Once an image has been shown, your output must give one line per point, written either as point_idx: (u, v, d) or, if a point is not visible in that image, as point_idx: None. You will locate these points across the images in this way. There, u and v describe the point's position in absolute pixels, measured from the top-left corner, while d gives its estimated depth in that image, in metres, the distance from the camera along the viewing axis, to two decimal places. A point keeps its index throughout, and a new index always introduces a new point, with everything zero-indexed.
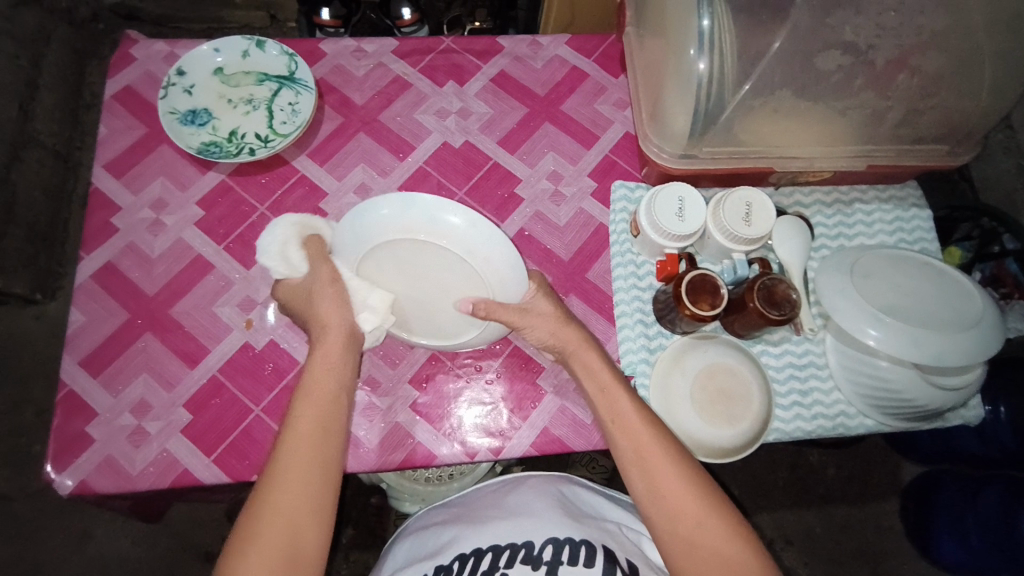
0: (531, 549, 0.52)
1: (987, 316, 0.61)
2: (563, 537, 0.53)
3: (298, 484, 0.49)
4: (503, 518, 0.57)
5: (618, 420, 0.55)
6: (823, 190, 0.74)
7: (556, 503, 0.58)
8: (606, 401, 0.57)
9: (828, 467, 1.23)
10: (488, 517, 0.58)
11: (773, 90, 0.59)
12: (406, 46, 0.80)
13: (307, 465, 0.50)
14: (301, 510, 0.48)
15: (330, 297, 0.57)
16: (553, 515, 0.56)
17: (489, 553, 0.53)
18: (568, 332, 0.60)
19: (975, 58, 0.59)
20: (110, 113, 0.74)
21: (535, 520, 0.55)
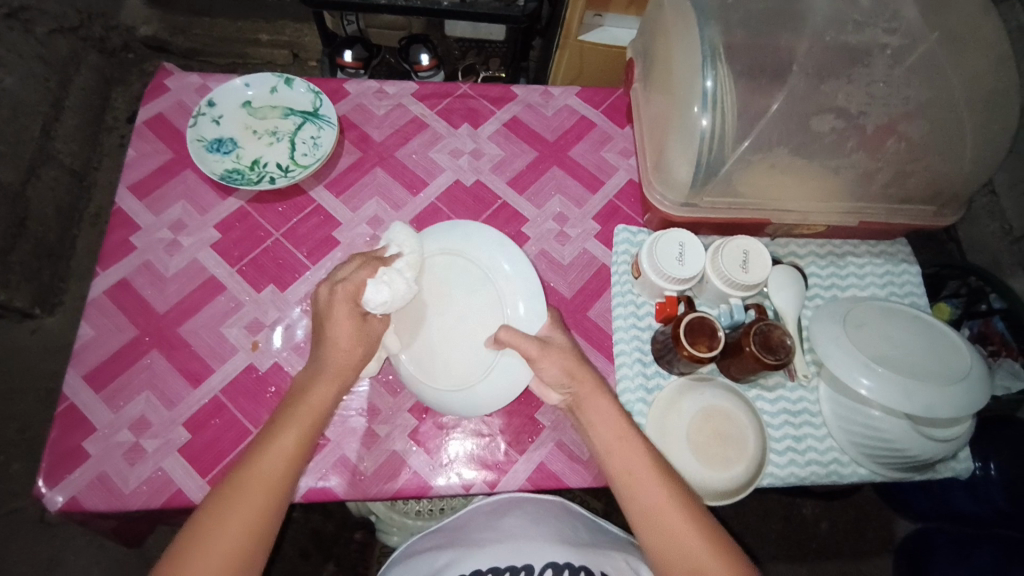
0: (531, 572, 0.54)
1: (974, 370, 0.63)
2: (562, 562, 0.55)
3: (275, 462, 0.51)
4: (502, 539, 0.58)
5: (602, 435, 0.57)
6: (817, 243, 0.77)
7: (552, 528, 0.60)
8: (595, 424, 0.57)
9: (822, 522, 1.22)
10: (486, 538, 0.59)
11: (771, 147, 0.62)
12: (426, 89, 0.85)
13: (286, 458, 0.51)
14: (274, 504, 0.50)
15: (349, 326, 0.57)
16: (552, 541, 0.58)
17: (489, 575, 0.55)
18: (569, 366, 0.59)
19: (958, 127, 0.63)
20: (140, 137, 0.77)
21: (534, 543, 0.57)
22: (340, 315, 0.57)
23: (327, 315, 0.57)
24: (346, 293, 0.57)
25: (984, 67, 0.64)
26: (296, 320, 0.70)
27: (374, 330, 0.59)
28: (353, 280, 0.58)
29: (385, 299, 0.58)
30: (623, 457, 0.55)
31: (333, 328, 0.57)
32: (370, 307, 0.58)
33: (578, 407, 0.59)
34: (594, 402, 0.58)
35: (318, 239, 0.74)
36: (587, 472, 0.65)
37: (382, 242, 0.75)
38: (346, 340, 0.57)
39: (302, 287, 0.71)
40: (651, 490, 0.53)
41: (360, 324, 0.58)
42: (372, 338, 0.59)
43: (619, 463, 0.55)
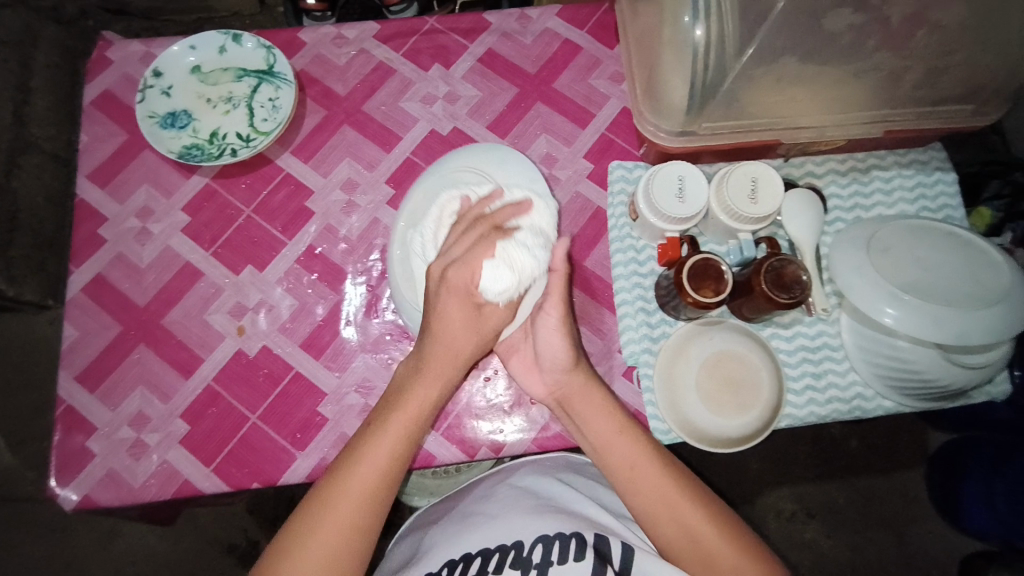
0: (521, 550, 0.52)
1: (1015, 288, 0.56)
2: (552, 535, 0.52)
3: (387, 453, 0.51)
4: (493, 518, 0.57)
5: (596, 441, 0.56)
6: (837, 158, 0.69)
7: (542, 498, 0.58)
8: (581, 420, 0.57)
9: (852, 439, 1.20)
10: (478, 518, 0.58)
11: (778, 56, 0.54)
12: (389, 29, 0.76)
13: (398, 442, 0.51)
14: (379, 501, 0.51)
15: (461, 304, 0.51)
16: (542, 513, 0.56)
17: (477, 558, 0.54)
18: (559, 347, 0.58)
19: (1005, 7, 0.53)
20: (90, 119, 0.72)
21: (524, 519, 0.55)
22: (451, 306, 0.51)
23: (434, 296, 0.51)
24: (457, 281, 0.51)
25: None
26: (279, 300, 0.66)
27: (491, 321, 0.52)
28: (466, 264, 0.51)
29: (503, 287, 0.51)
30: (620, 459, 0.55)
31: (445, 314, 0.51)
32: (487, 298, 0.51)
33: (566, 405, 0.58)
34: (583, 398, 0.57)
35: (292, 210, 0.70)
36: None
37: (359, 208, 0.70)
38: (458, 328, 0.51)
39: (281, 264, 0.68)
40: (671, 503, 0.52)
41: (476, 314, 0.51)
42: (487, 327, 0.52)
43: (619, 465, 0.55)
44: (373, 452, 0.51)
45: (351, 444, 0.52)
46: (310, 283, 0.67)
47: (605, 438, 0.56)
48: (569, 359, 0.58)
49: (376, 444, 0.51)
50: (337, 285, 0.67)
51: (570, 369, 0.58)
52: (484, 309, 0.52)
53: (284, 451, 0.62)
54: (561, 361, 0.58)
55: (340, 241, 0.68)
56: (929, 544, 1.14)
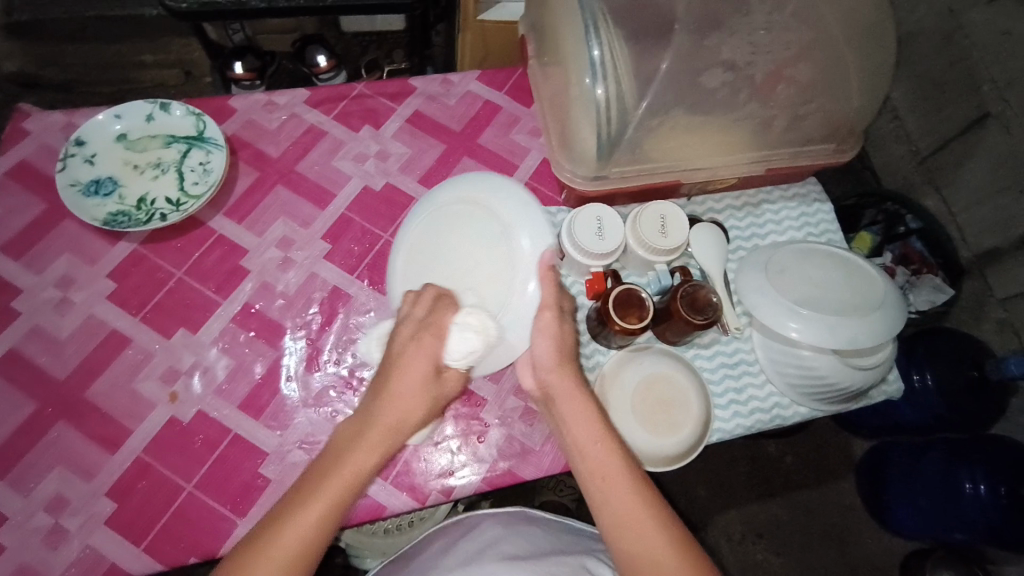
0: None
1: (889, 296, 0.65)
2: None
3: (333, 503, 0.46)
4: (450, 571, 0.57)
5: (580, 444, 0.53)
6: (733, 195, 0.78)
7: (506, 549, 0.58)
8: (569, 418, 0.55)
9: (786, 455, 1.27)
10: (435, 572, 0.58)
11: (668, 109, 0.61)
12: (318, 95, 0.80)
13: (343, 491, 0.47)
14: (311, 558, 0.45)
15: (423, 349, 0.54)
16: (500, 560, 0.56)
17: None
18: (543, 348, 0.59)
19: (842, 66, 0.63)
20: (5, 191, 0.70)
21: (480, 568, 0.55)
22: (414, 355, 0.53)
23: (399, 353, 0.54)
24: (413, 362, 0.53)
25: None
26: (214, 361, 0.65)
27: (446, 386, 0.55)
28: (433, 329, 0.55)
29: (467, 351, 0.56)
30: (597, 462, 0.52)
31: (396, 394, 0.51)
32: (450, 362, 0.55)
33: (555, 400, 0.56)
34: (570, 400, 0.56)
35: (226, 270, 0.70)
36: (540, 460, 0.65)
37: (295, 264, 0.71)
38: (415, 393, 0.52)
39: (215, 325, 0.67)
40: (638, 518, 0.49)
41: (434, 378, 0.53)
42: (443, 397, 0.54)
43: (594, 467, 0.52)
44: (313, 504, 0.46)
45: (286, 497, 0.47)
46: (247, 341, 0.66)
47: (586, 438, 0.53)
48: (555, 359, 0.58)
49: (322, 499, 0.46)
50: (275, 341, 0.67)
51: (561, 368, 0.57)
52: (444, 375, 0.55)
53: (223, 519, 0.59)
54: (547, 359, 0.58)
55: (277, 296, 0.69)
56: (866, 548, 1.21)
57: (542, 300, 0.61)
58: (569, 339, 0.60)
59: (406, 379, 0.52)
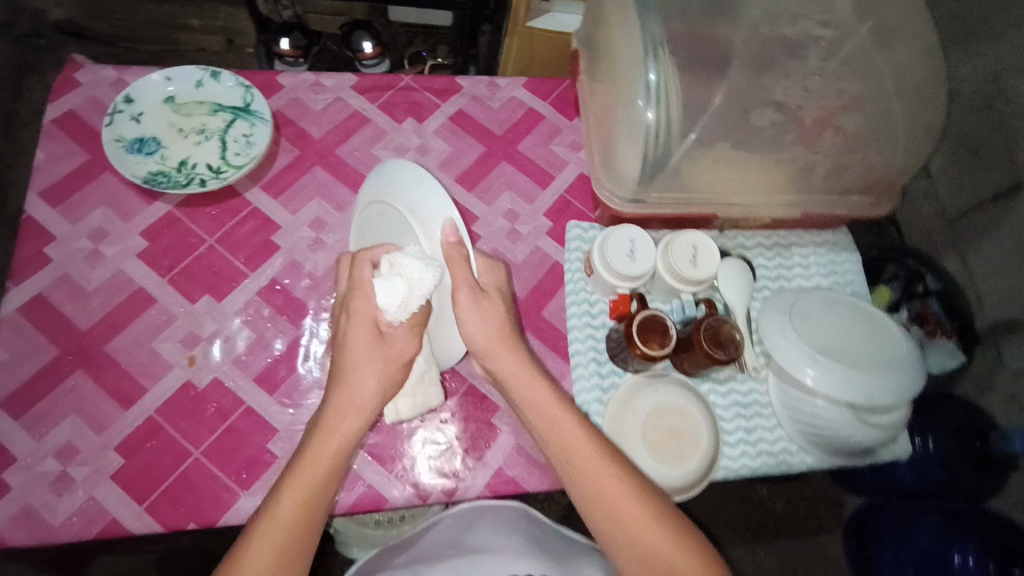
0: None
1: (910, 358, 0.66)
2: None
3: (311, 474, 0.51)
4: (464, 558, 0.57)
5: (570, 443, 0.55)
6: (763, 234, 0.78)
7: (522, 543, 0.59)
8: (549, 422, 0.56)
9: (777, 500, 1.27)
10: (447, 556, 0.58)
11: (714, 142, 0.62)
12: (365, 81, 0.81)
13: (317, 475, 0.51)
14: (303, 535, 0.49)
15: (365, 330, 0.54)
16: (519, 554, 0.57)
17: None
18: (479, 331, 0.56)
19: (890, 122, 0.64)
20: (49, 137, 0.70)
21: (499, 560, 0.56)
22: (358, 318, 0.55)
23: (349, 326, 0.55)
24: (361, 310, 0.55)
25: (914, 58, 0.65)
26: (235, 331, 0.66)
27: (396, 349, 0.55)
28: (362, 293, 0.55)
29: (395, 297, 0.53)
30: (579, 461, 0.54)
31: (354, 340, 0.54)
32: (388, 316, 0.54)
33: (522, 393, 0.57)
34: (532, 390, 0.57)
35: (257, 244, 0.70)
36: (545, 472, 0.65)
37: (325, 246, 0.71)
38: (367, 361, 0.54)
39: (240, 296, 0.67)
40: (632, 514, 0.51)
41: (378, 341, 0.55)
42: (395, 357, 0.55)
43: (576, 464, 0.54)
44: (264, 549, 0.47)
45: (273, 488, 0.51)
46: (269, 316, 0.67)
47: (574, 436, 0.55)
48: (498, 337, 0.57)
49: (263, 542, 0.48)
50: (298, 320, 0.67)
51: (515, 365, 0.57)
52: (386, 335, 0.55)
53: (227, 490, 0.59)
54: (479, 345, 0.57)
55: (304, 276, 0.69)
56: None
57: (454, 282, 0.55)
58: (492, 318, 0.57)
59: (354, 385, 0.53)
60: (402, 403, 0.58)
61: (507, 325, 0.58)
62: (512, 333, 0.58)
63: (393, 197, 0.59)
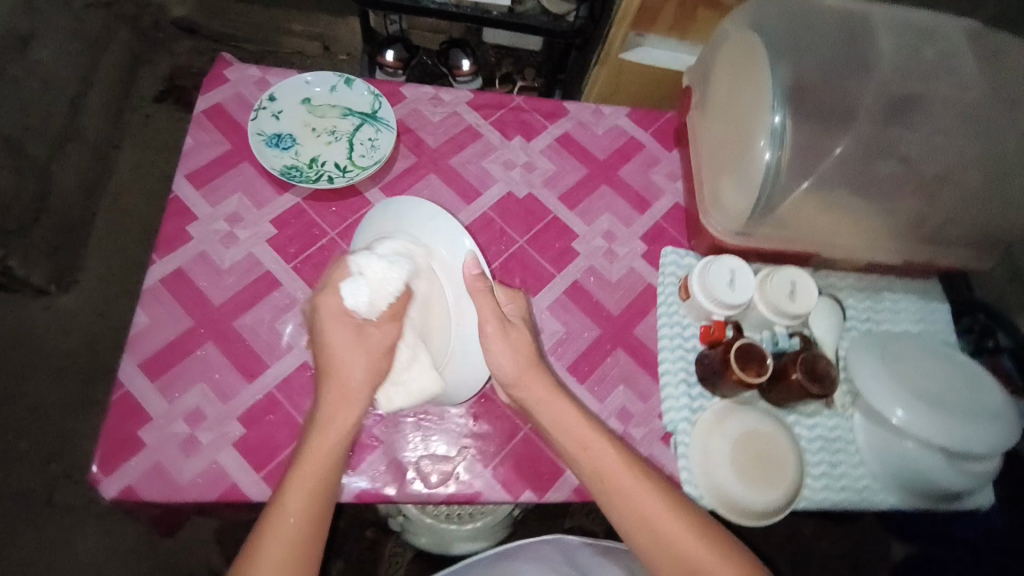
0: None
1: (1005, 409, 0.66)
2: None
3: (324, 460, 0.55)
4: None
5: (596, 466, 0.58)
6: (855, 277, 0.79)
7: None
8: (578, 446, 0.59)
9: (822, 542, 1.26)
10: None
11: (831, 187, 0.64)
12: (480, 99, 0.86)
13: (324, 459, 0.55)
14: (317, 515, 0.53)
15: (348, 329, 0.58)
16: None
17: None
18: (501, 357, 0.62)
19: (1010, 182, 0.65)
20: (198, 127, 0.76)
21: None
22: (335, 321, 0.58)
23: (323, 328, 0.59)
24: (334, 313, 0.58)
25: None
26: None
27: (376, 339, 0.58)
28: (334, 295, 0.58)
29: (365, 296, 0.57)
30: (608, 482, 0.57)
31: (334, 339, 0.58)
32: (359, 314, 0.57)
33: (548, 412, 0.61)
34: (547, 404, 0.61)
35: None
36: None
37: None
38: (349, 350, 0.57)
39: None
40: (672, 533, 0.55)
41: (357, 333, 0.58)
42: (376, 347, 0.58)
43: (606, 485, 0.57)
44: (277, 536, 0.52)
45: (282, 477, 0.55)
46: None
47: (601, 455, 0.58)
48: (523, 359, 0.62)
49: (280, 525, 0.52)
50: None
51: (528, 380, 0.62)
52: (369, 330, 0.58)
53: None
54: (507, 373, 0.62)
55: None
56: None
57: (482, 311, 0.62)
58: (523, 349, 0.63)
59: (331, 393, 0.57)
60: (392, 392, 0.59)
61: (533, 353, 0.64)
62: (535, 357, 0.64)
63: (419, 231, 0.66)
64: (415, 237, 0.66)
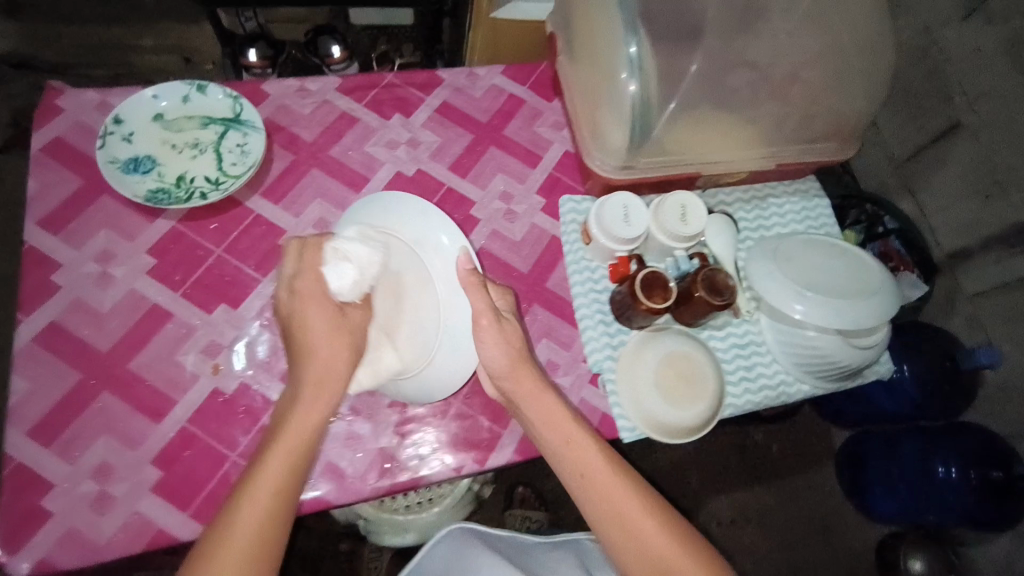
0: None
1: (885, 283, 0.72)
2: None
3: (283, 479, 0.51)
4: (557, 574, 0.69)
5: (587, 474, 0.58)
6: (741, 189, 0.83)
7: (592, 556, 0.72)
8: (574, 458, 0.59)
9: (772, 443, 1.35)
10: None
11: (694, 105, 0.66)
12: (349, 82, 0.82)
13: (278, 483, 0.51)
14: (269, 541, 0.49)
15: (326, 310, 0.59)
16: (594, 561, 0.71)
17: None
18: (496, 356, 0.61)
19: (853, 71, 0.69)
20: (40, 167, 0.70)
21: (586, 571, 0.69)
22: (315, 306, 0.59)
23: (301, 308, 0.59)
24: (310, 293, 0.60)
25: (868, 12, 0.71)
26: (255, 336, 0.67)
27: (353, 320, 0.61)
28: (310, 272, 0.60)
29: (346, 282, 0.61)
30: (597, 488, 0.57)
31: (308, 318, 0.59)
32: (340, 297, 0.61)
33: (541, 415, 0.60)
34: (542, 410, 0.61)
35: (264, 249, 0.71)
36: None
37: None
38: (327, 328, 0.59)
39: (255, 301, 0.69)
40: (645, 533, 0.55)
41: (336, 314, 0.60)
42: (356, 329, 0.61)
43: (593, 489, 0.57)
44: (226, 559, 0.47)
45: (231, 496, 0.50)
46: None
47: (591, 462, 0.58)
48: (512, 355, 0.61)
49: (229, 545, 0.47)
50: None
51: (542, 395, 0.61)
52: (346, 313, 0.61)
53: None
54: (499, 366, 0.61)
55: None
56: (845, 529, 1.30)
57: (477, 309, 0.61)
58: (514, 344, 0.62)
59: (309, 394, 0.56)
60: (362, 374, 0.62)
61: (523, 347, 0.63)
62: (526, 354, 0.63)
63: (398, 228, 0.66)
64: (397, 233, 0.66)
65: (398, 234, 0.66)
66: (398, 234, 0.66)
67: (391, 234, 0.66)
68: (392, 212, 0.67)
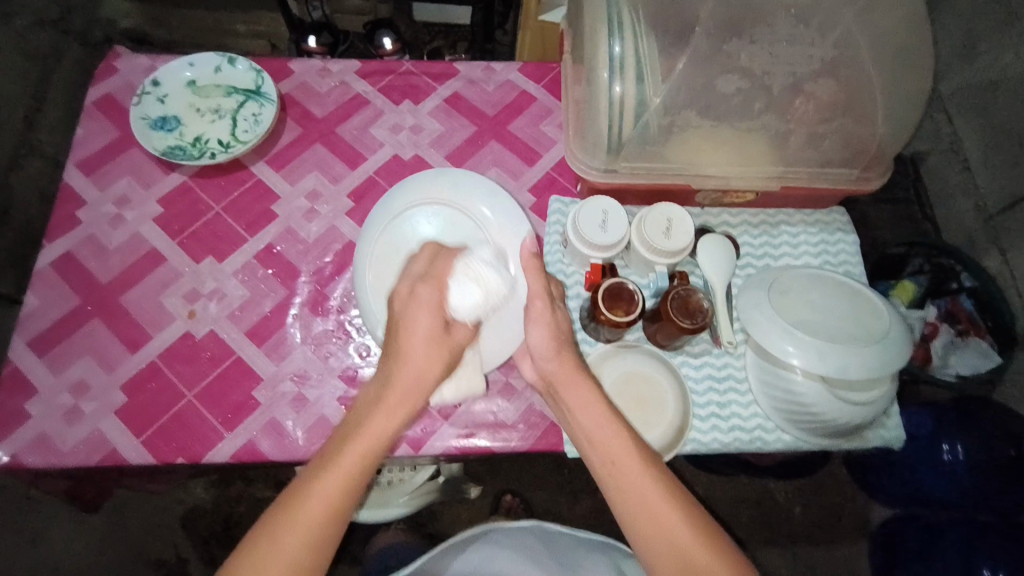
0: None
1: (893, 331, 0.63)
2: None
3: (360, 453, 0.50)
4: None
5: (616, 463, 0.53)
6: (750, 212, 0.77)
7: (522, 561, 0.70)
8: (599, 445, 0.54)
9: (795, 505, 1.22)
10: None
11: (680, 109, 0.62)
12: (368, 67, 0.86)
13: (354, 469, 0.49)
14: (337, 520, 0.48)
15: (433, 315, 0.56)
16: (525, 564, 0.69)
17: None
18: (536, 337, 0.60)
19: (869, 89, 0.63)
20: (88, 118, 0.79)
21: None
22: (423, 301, 0.56)
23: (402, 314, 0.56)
24: (430, 300, 0.56)
25: (897, 26, 0.64)
26: (231, 289, 0.72)
27: (456, 341, 0.57)
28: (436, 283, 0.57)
29: (474, 300, 0.58)
30: (630, 482, 0.52)
31: (415, 322, 0.55)
32: (455, 314, 0.57)
33: (574, 402, 0.56)
34: (569, 390, 0.57)
35: (257, 212, 0.76)
36: (509, 434, 0.67)
37: (319, 216, 0.76)
38: (430, 339, 0.55)
39: (238, 258, 0.73)
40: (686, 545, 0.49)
41: (443, 329, 0.56)
42: (455, 348, 0.57)
43: (619, 478, 0.52)
44: (290, 529, 0.46)
45: (310, 465, 0.50)
46: (264, 276, 0.72)
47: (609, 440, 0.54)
48: (550, 346, 0.59)
49: (300, 520, 0.46)
50: (290, 282, 0.72)
51: (570, 373, 0.57)
52: (452, 330, 0.57)
53: (213, 430, 0.65)
54: (543, 349, 0.59)
55: (298, 241, 0.75)
56: None
57: (531, 288, 0.61)
58: (559, 328, 0.61)
59: (395, 367, 0.53)
60: (447, 388, 0.59)
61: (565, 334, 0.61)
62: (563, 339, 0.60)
63: (465, 201, 0.71)
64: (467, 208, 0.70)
65: (464, 207, 0.71)
66: (462, 210, 0.70)
67: (456, 209, 0.71)
68: (481, 194, 0.71)
